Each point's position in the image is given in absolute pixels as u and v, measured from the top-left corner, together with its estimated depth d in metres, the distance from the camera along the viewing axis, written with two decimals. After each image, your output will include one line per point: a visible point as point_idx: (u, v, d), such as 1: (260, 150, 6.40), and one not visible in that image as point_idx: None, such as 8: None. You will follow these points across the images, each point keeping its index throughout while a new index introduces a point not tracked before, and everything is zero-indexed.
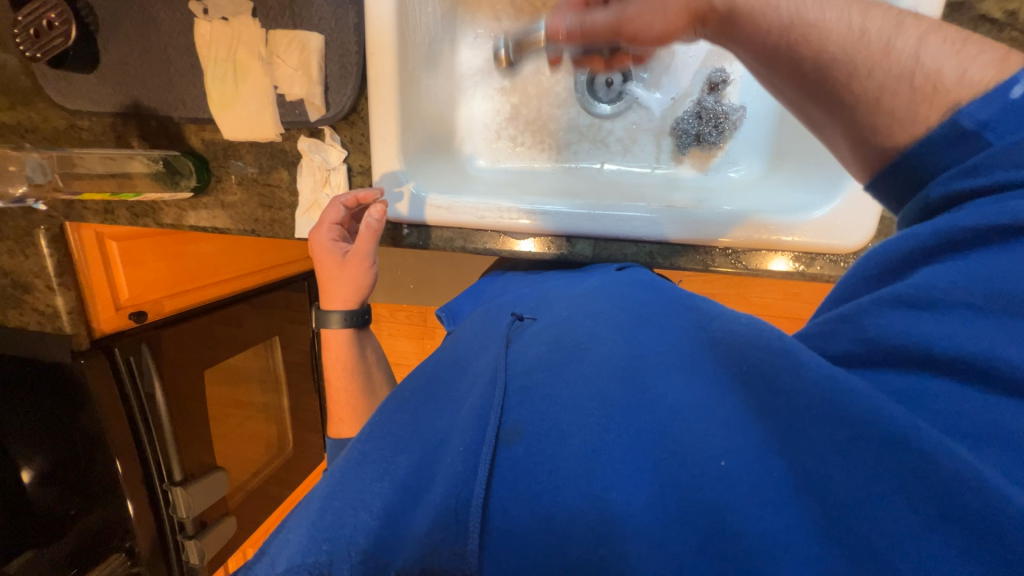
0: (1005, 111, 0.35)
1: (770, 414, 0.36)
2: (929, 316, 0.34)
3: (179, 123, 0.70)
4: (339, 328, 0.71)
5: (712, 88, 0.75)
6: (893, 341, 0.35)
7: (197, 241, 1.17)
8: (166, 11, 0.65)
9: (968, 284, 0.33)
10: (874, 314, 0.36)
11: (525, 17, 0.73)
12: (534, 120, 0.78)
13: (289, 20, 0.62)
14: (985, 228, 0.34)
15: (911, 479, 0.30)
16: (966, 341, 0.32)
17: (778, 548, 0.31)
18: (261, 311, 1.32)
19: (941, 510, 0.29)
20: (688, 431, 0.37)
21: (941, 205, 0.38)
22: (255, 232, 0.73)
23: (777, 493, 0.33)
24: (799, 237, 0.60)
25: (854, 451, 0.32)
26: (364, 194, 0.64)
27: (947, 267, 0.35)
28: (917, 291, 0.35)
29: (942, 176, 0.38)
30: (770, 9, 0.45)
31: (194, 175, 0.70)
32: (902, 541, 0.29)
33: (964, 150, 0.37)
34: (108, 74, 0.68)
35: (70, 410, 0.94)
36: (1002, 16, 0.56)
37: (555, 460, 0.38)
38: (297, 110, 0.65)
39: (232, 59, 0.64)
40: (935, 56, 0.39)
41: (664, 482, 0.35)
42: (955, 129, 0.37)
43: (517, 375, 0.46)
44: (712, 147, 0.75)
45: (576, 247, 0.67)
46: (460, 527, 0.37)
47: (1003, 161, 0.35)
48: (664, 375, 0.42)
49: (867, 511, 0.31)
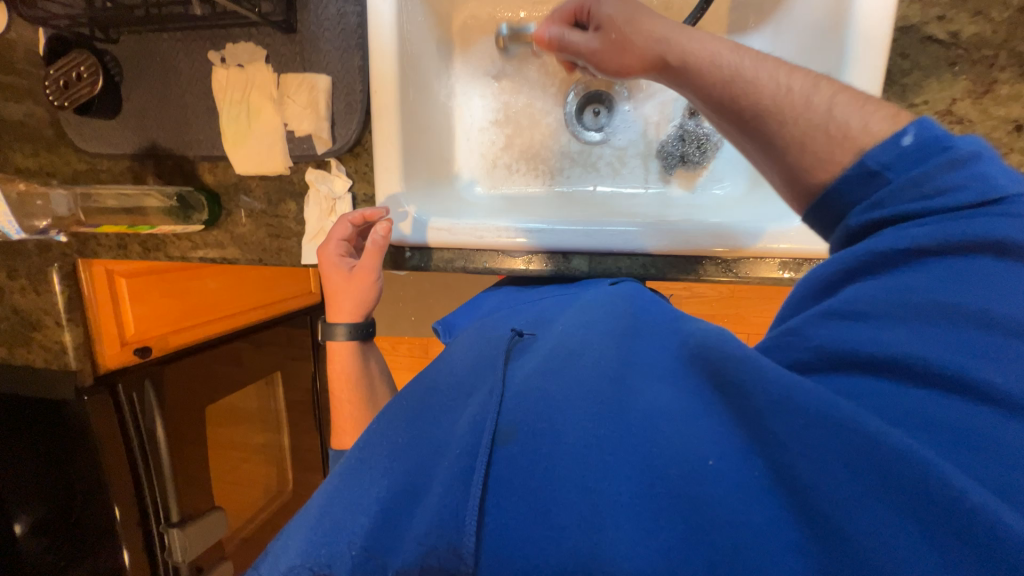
0: (902, 156, 0.41)
1: (750, 413, 0.37)
2: (859, 325, 0.38)
3: (193, 161, 0.74)
4: (344, 341, 0.72)
5: (692, 113, 0.79)
6: (835, 346, 0.38)
7: (205, 277, 1.19)
8: (186, 61, 0.71)
9: (888, 297, 0.38)
10: (824, 328, 0.39)
11: (515, 58, 0.80)
12: (527, 149, 0.82)
13: (300, 65, 0.67)
14: (894, 252, 0.40)
15: (880, 470, 0.32)
16: (890, 343, 0.36)
17: (759, 540, 0.32)
18: (262, 349, 1.34)
19: (908, 497, 0.31)
20: (677, 429, 0.38)
21: (860, 232, 0.43)
22: (262, 261, 0.76)
23: (756, 489, 0.34)
24: (791, 244, 0.62)
25: (812, 438, 0.34)
26: (370, 211, 0.67)
27: (869, 284, 0.40)
28: (851, 303, 0.39)
29: (862, 206, 0.43)
30: (724, 59, 0.50)
31: (205, 209, 0.73)
32: (854, 506, 0.32)
33: (871, 187, 0.43)
34: (130, 120, 0.74)
35: (66, 451, 0.93)
36: (946, 37, 0.56)
37: (551, 458, 0.38)
38: (305, 144, 0.69)
39: (247, 101, 0.69)
40: (844, 111, 0.45)
41: (652, 478, 0.36)
42: (862, 170, 0.43)
43: (515, 382, 0.45)
44: (696, 167, 0.79)
45: (572, 262, 0.69)
46: (457, 524, 0.37)
47: (906, 193, 0.41)
48: (653, 382, 0.43)
49: (831, 492, 0.32)
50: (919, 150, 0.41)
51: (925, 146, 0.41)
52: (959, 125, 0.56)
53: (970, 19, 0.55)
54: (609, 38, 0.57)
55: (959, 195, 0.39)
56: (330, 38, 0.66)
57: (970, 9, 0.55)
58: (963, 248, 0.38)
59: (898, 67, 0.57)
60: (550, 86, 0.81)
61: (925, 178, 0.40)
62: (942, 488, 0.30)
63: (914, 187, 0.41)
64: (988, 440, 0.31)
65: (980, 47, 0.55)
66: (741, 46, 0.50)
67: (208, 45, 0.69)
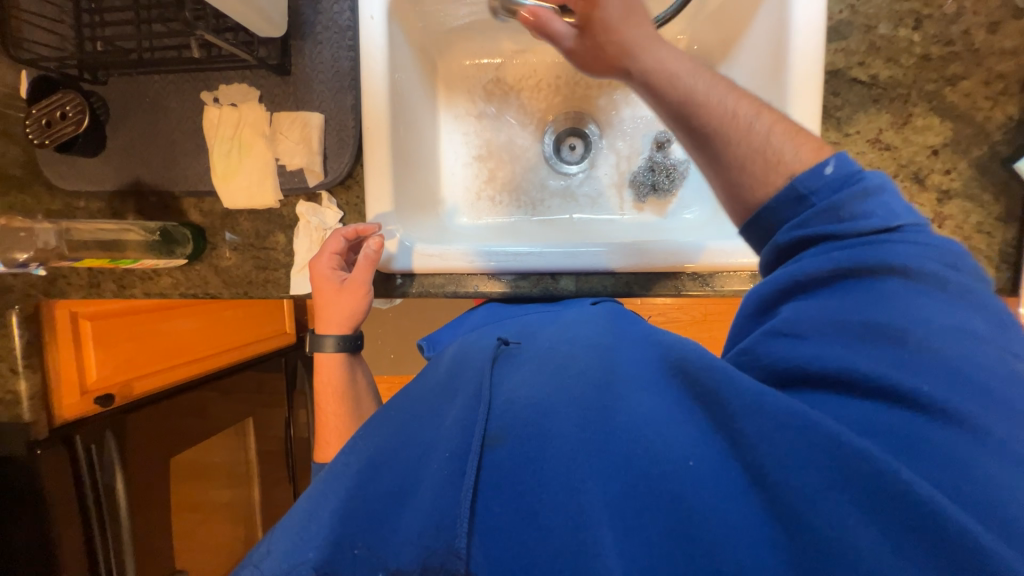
0: (826, 183, 0.46)
1: (722, 416, 0.40)
2: (805, 341, 0.42)
3: (178, 196, 0.74)
4: (332, 353, 0.71)
5: (660, 146, 0.84)
6: (783, 361, 0.42)
7: (174, 319, 1.14)
8: (176, 101, 0.72)
9: (825, 317, 0.43)
10: (770, 340, 0.44)
11: (495, 100, 0.87)
12: (509, 182, 0.87)
13: (293, 104, 0.70)
14: (824, 274, 0.44)
15: (836, 468, 0.35)
16: (827, 359, 0.40)
17: (729, 531, 0.36)
18: (233, 397, 1.28)
19: (864, 488, 0.35)
20: (655, 433, 0.40)
21: (786, 253, 0.48)
22: (247, 294, 0.75)
23: (734, 487, 0.38)
24: (746, 259, 0.66)
25: (779, 437, 0.37)
26: (364, 226, 0.69)
27: (802, 304, 0.45)
28: (791, 323, 0.44)
29: (789, 224, 0.47)
30: (679, 83, 0.52)
31: (190, 244, 0.73)
32: (817, 497, 0.35)
33: (800, 209, 0.47)
34: (114, 157, 0.74)
35: (10, 516, 0.84)
36: (868, 79, 0.65)
37: (538, 462, 0.41)
38: (296, 178, 0.71)
39: (237, 138, 0.70)
40: (778, 139, 0.49)
41: (634, 479, 0.39)
42: (794, 193, 0.47)
43: (502, 392, 0.47)
44: (667, 195, 0.83)
45: (560, 282, 0.72)
46: (450, 525, 0.39)
47: (825, 218, 0.45)
48: (638, 391, 0.44)
49: (794, 483, 0.36)
50: (839, 179, 0.46)
51: (846, 176, 0.46)
52: (887, 151, 0.65)
53: (885, 65, 0.64)
54: (590, 43, 0.55)
55: (868, 221, 0.44)
56: (323, 80, 0.69)
57: (884, 56, 0.64)
58: (873, 269, 0.43)
59: (833, 104, 0.66)
60: (529, 125, 0.88)
61: (843, 204, 0.45)
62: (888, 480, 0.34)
63: (835, 211, 0.45)
64: (906, 432, 0.36)
65: (897, 87, 0.64)
66: (698, 69, 0.52)
67: (201, 86, 0.71)
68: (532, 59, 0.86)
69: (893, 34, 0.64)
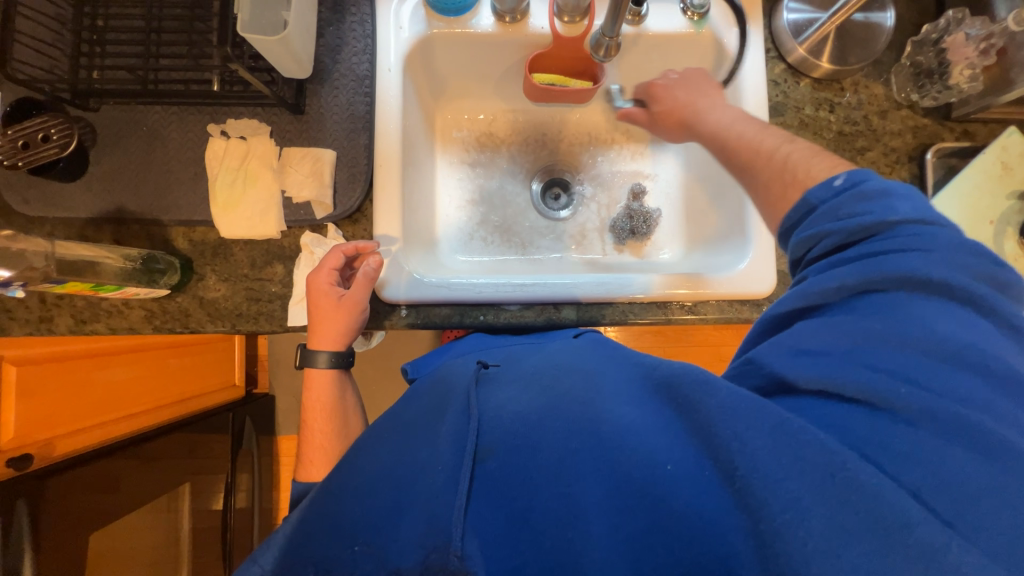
0: (834, 193, 0.47)
1: (705, 427, 0.40)
2: (816, 358, 0.41)
3: (166, 226, 0.71)
4: (323, 370, 0.68)
5: (636, 197, 0.94)
6: (800, 383, 0.41)
7: (109, 367, 0.97)
8: (177, 131, 0.71)
9: (833, 332, 0.42)
10: (773, 356, 0.44)
11: (487, 150, 0.94)
12: (500, 223, 0.93)
13: (304, 140, 0.73)
14: (832, 288, 0.44)
15: (809, 457, 0.36)
16: (842, 377, 0.39)
17: (699, 526, 0.37)
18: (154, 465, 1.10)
19: (828, 476, 0.35)
20: (641, 443, 0.41)
21: (804, 267, 0.49)
22: (234, 327, 0.71)
23: (710, 484, 0.39)
24: (720, 289, 0.76)
25: (747, 434, 0.38)
26: (364, 244, 0.69)
27: (813, 323, 0.44)
28: (804, 338, 0.43)
29: (801, 227, 0.49)
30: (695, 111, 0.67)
31: (177, 273, 0.69)
32: (777, 482, 0.36)
33: (800, 212, 0.49)
34: (94, 183, 0.70)
35: None
36: None
37: (530, 472, 0.42)
38: (303, 211, 0.71)
39: (244, 168, 0.71)
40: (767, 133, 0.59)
41: (618, 482, 0.40)
42: (804, 205, 0.49)
43: (496, 406, 0.46)
44: (644, 238, 0.92)
45: (563, 312, 0.76)
46: (446, 529, 0.38)
47: (830, 217, 0.46)
48: (620, 403, 0.45)
49: (772, 490, 0.36)
50: (847, 189, 0.47)
51: (851, 186, 0.47)
52: None
53: (813, 136, 0.78)
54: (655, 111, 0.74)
55: (865, 219, 0.44)
56: (337, 120, 0.73)
57: (811, 130, 0.78)
58: (881, 281, 0.42)
59: None
60: (519, 174, 0.95)
61: (839, 207, 0.46)
62: (846, 476, 0.34)
63: (837, 211, 0.46)
64: (879, 444, 0.36)
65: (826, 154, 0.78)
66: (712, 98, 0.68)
67: (207, 119, 0.72)
68: (522, 117, 0.95)
69: (815, 115, 0.79)
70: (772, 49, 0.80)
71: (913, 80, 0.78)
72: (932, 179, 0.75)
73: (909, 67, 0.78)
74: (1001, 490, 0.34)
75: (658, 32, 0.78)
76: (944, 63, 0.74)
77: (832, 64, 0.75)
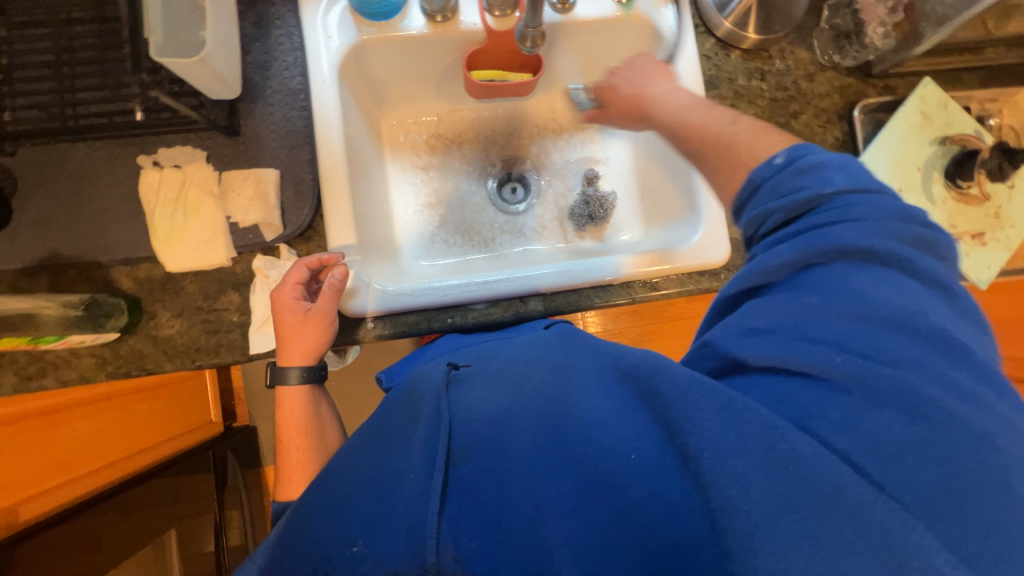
0: (776, 169, 0.51)
1: (661, 412, 0.41)
2: (764, 336, 0.44)
3: (107, 267, 0.67)
4: (297, 385, 0.66)
5: (590, 181, 0.95)
6: (754, 361, 0.43)
7: (73, 420, 0.92)
8: (106, 167, 0.68)
9: (777, 308, 0.45)
10: (726, 338, 0.46)
11: (437, 152, 0.93)
12: (460, 223, 0.92)
13: (243, 162, 0.71)
14: (777, 265, 0.47)
15: (760, 427, 0.37)
16: (787, 351, 0.42)
17: (663, 508, 0.38)
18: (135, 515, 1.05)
19: (766, 446, 0.36)
20: (606, 433, 0.42)
21: (754, 245, 0.52)
22: (195, 363, 0.69)
23: (671, 467, 0.39)
24: (678, 263, 0.77)
25: (698, 409, 0.39)
26: (327, 256, 0.68)
27: (760, 302, 0.47)
28: (751, 318, 0.45)
29: (748, 207, 0.52)
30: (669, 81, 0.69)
31: (125, 314, 0.66)
32: (727, 455, 0.37)
33: (749, 190, 0.52)
34: (21, 231, 0.66)
35: None
36: None
37: (501, 474, 0.42)
38: (251, 234, 0.69)
39: (183, 198, 0.68)
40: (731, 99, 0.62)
41: (584, 476, 0.40)
42: (750, 184, 0.52)
43: (465, 408, 0.46)
44: (602, 222, 0.93)
45: (530, 304, 0.76)
46: (419, 542, 0.39)
47: (774, 193, 0.50)
48: (587, 394, 0.46)
49: (721, 464, 0.37)
50: (788, 164, 0.50)
51: (791, 162, 0.50)
52: None
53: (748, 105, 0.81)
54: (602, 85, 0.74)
55: (804, 193, 0.48)
56: (276, 137, 0.71)
57: (746, 99, 0.81)
58: (820, 255, 0.45)
59: None
60: (473, 172, 0.95)
61: (779, 183, 0.50)
62: (785, 447, 0.36)
63: (779, 187, 0.50)
64: (814, 411, 0.39)
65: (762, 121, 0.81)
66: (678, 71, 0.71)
67: (137, 150, 0.69)
68: (469, 115, 0.95)
69: (748, 83, 0.81)
70: (700, 24, 0.82)
71: (834, 42, 0.82)
72: (862, 134, 0.80)
73: (829, 29, 0.81)
74: (928, 431, 0.37)
75: (589, 18, 0.79)
76: (859, 23, 0.79)
77: (758, 34, 0.78)
